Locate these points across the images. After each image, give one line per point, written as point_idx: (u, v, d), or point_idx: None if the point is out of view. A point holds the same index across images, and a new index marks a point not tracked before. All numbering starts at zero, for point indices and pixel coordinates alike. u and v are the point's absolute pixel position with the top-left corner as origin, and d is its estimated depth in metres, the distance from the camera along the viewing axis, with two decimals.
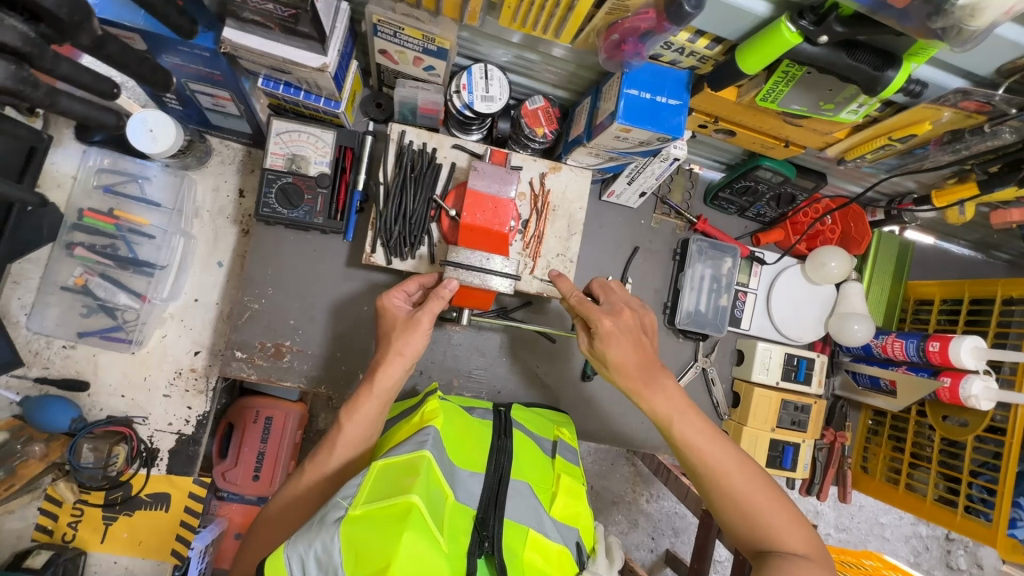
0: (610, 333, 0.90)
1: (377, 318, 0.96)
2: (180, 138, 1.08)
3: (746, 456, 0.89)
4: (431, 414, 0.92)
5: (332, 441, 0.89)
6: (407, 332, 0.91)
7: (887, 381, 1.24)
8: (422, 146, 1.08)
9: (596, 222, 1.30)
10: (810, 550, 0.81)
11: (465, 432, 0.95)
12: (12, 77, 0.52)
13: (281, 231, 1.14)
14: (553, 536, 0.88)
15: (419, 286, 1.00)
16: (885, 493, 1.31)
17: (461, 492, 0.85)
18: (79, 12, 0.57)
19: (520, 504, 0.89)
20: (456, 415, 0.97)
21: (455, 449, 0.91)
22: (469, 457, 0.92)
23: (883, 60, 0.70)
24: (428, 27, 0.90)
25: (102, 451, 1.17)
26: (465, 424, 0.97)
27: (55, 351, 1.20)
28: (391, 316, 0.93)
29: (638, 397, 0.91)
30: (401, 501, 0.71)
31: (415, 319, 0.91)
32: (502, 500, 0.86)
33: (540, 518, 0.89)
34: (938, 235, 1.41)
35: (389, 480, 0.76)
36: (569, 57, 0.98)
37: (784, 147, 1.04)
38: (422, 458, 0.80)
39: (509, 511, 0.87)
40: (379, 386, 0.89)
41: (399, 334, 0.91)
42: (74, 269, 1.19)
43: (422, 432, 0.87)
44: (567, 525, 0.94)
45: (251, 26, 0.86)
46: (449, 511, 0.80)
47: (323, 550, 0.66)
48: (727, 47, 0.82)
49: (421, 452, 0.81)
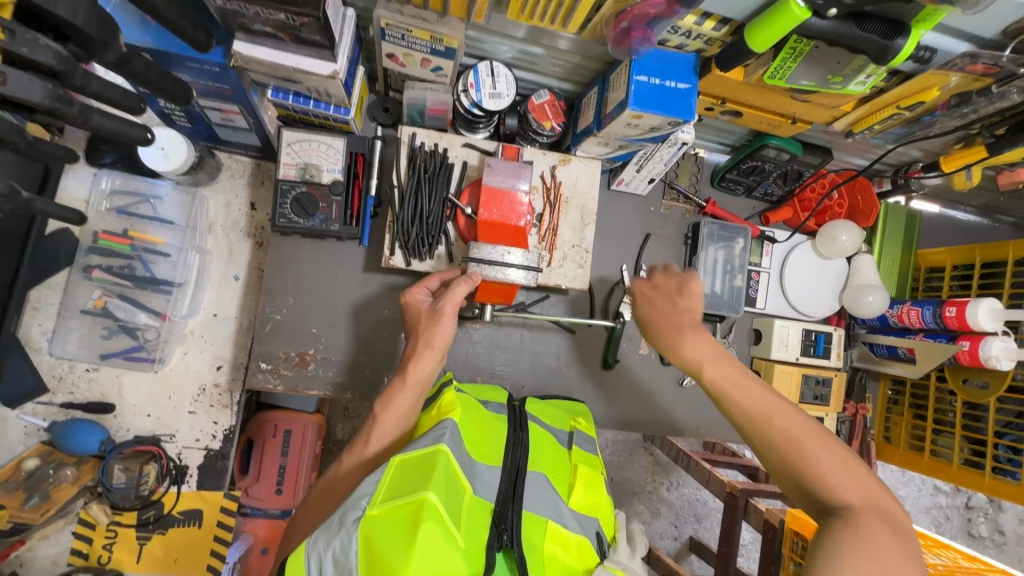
0: (643, 293, 0.97)
1: (404, 315, 0.99)
2: (192, 154, 1.10)
3: (780, 397, 0.79)
4: (448, 406, 0.91)
5: (365, 434, 0.90)
6: (433, 323, 0.93)
7: (906, 349, 1.26)
8: (434, 147, 1.09)
9: (607, 212, 1.31)
10: (863, 502, 0.68)
11: (479, 423, 0.93)
12: (48, 96, 0.53)
13: (297, 240, 1.15)
14: (573, 527, 0.87)
15: (440, 281, 1.01)
16: (910, 461, 1.33)
17: (478, 485, 0.84)
18: (106, 30, 0.58)
19: (538, 496, 0.88)
20: (472, 407, 0.95)
21: (470, 442, 0.89)
22: (483, 450, 0.90)
23: (892, 29, 0.71)
24: (436, 27, 0.91)
25: (133, 470, 1.20)
26: (481, 416, 0.96)
27: (79, 375, 1.20)
28: (416, 309, 0.96)
29: (670, 350, 0.89)
30: (416, 500, 0.69)
31: (437, 312, 0.93)
32: (520, 491, 0.85)
33: (559, 509, 0.88)
34: (942, 203, 1.43)
35: (408, 477, 0.75)
36: (574, 49, 0.99)
37: (790, 124, 1.05)
38: (439, 453, 0.78)
39: (527, 502, 0.86)
40: (411, 377, 0.91)
41: (427, 326, 0.93)
42: (92, 291, 1.20)
43: (440, 425, 0.85)
44: (586, 515, 0.92)
45: (262, 38, 0.87)
46: (467, 504, 0.79)
47: (341, 550, 0.66)
48: (733, 28, 0.83)
49: (439, 447, 0.79)
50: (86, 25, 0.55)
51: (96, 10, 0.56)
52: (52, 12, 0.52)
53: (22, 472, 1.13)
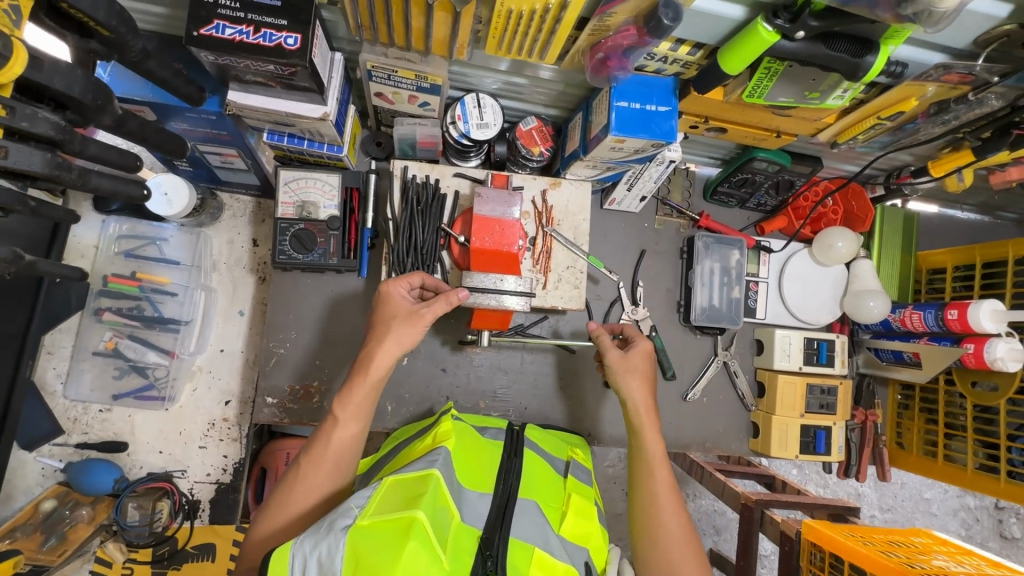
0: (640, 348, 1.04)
1: (377, 306, 0.94)
2: (193, 197, 1.14)
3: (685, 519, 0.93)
4: (443, 435, 0.92)
5: (325, 435, 0.87)
6: (410, 324, 0.90)
7: (911, 354, 1.24)
8: (426, 178, 1.12)
9: (601, 230, 1.32)
10: None
11: (473, 451, 0.96)
12: (47, 165, 0.56)
13: (298, 275, 1.18)
14: (560, 556, 0.86)
15: (422, 282, 0.99)
16: (924, 466, 1.30)
17: (467, 512, 0.84)
18: (102, 97, 0.62)
19: (526, 524, 0.87)
20: (467, 435, 0.97)
21: (462, 468, 0.90)
22: (475, 476, 0.91)
23: (860, 48, 0.73)
24: (420, 67, 0.94)
25: (147, 508, 1.22)
26: (475, 442, 0.98)
27: (93, 416, 1.24)
28: (393, 305, 0.92)
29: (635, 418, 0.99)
30: (406, 516, 0.70)
31: (417, 313, 0.91)
32: (508, 518, 0.85)
33: (547, 537, 0.87)
34: (941, 203, 1.42)
35: (401, 495, 0.76)
36: (557, 77, 1.02)
37: (775, 137, 1.06)
38: (431, 477, 0.79)
39: (515, 529, 0.86)
40: (373, 373, 0.88)
41: (401, 327, 0.89)
42: (103, 334, 1.24)
43: (433, 452, 0.87)
44: (576, 544, 0.91)
45: (254, 86, 0.91)
46: (455, 530, 0.78)
47: (327, 553, 0.67)
48: (708, 52, 0.85)
49: (431, 471, 0.80)
50: (81, 95, 0.59)
51: (91, 81, 0.60)
52: (49, 86, 0.56)
53: (40, 513, 1.16)
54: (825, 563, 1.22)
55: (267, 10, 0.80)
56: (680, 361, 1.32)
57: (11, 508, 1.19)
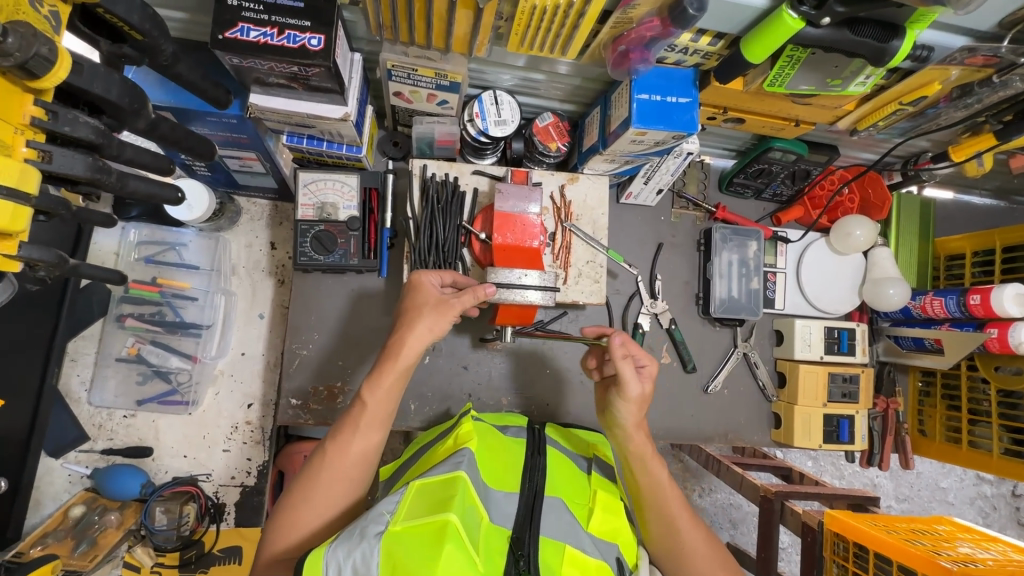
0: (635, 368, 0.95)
1: (407, 295, 0.92)
2: (213, 202, 1.15)
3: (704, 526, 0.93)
4: (465, 436, 0.93)
5: (353, 420, 0.82)
6: (438, 313, 0.86)
7: (933, 340, 1.24)
8: (444, 176, 1.12)
9: (618, 225, 1.32)
10: None
11: (496, 450, 0.96)
12: (88, 168, 0.56)
13: (318, 276, 1.18)
14: (591, 552, 0.86)
15: (453, 278, 0.97)
16: (948, 453, 1.30)
17: (494, 513, 0.85)
18: (137, 100, 0.62)
19: (554, 521, 0.88)
20: (489, 435, 0.98)
21: (486, 469, 0.91)
22: (500, 476, 0.91)
23: (887, 32, 0.73)
24: (440, 65, 0.94)
25: (174, 512, 1.20)
26: (498, 440, 0.98)
27: (117, 422, 1.24)
28: (422, 292, 0.89)
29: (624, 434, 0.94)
30: (438, 519, 0.70)
31: (446, 302, 0.87)
32: (537, 515, 0.86)
33: (576, 534, 0.87)
34: (956, 189, 1.42)
35: (430, 499, 0.76)
36: (574, 72, 1.02)
37: (794, 126, 1.06)
38: (458, 479, 0.79)
39: (544, 528, 0.86)
40: (403, 360, 0.83)
41: (428, 314, 0.86)
42: (126, 339, 1.24)
43: (457, 454, 0.88)
44: (606, 541, 0.90)
45: (276, 88, 0.91)
46: (484, 531, 0.79)
47: (363, 559, 0.67)
48: (729, 42, 0.85)
49: (458, 473, 0.80)
50: (118, 98, 0.59)
51: (127, 84, 0.60)
52: (89, 91, 0.57)
53: (69, 519, 1.17)
54: (850, 553, 1.22)
55: (290, 11, 0.81)
56: (700, 353, 1.32)
57: (38, 515, 1.19)
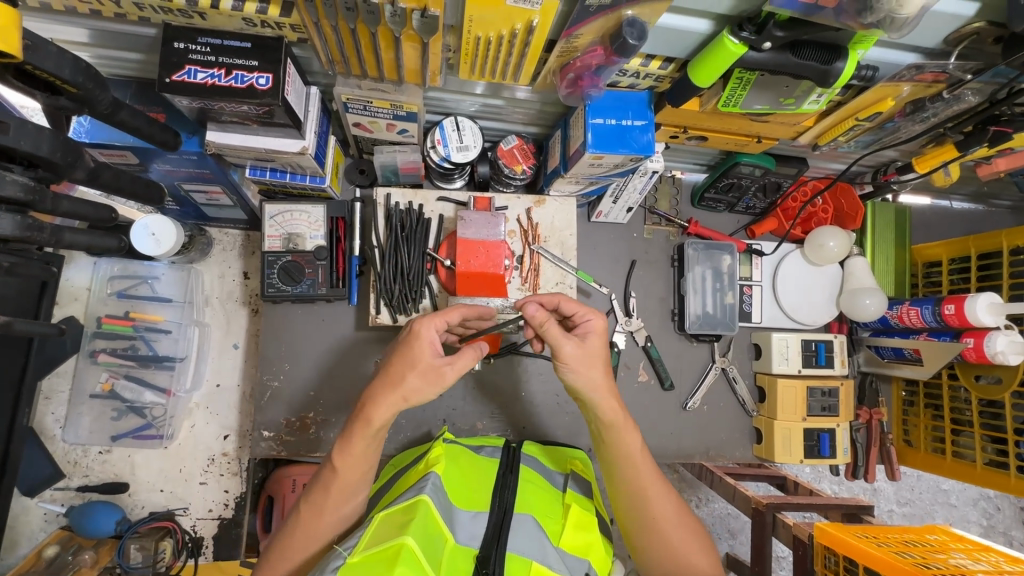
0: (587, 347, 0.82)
1: (401, 340, 0.79)
2: (181, 235, 1.14)
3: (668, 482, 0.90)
4: (434, 460, 0.91)
5: (325, 485, 0.80)
6: (426, 381, 0.76)
7: (911, 351, 1.22)
8: (409, 205, 1.12)
9: (590, 243, 1.32)
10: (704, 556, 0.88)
11: (466, 468, 0.94)
12: (17, 227, 0.57)
13: (288, 307, 1.18)
14: (558, 569, 0.84)
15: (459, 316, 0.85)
16: (933, 464, 1.28)
17: (460, 534, 0.84)
18: (70, 153, 0.64)
19: (523, 538, 0.85)
20: (461, 456, 0.96)
21: (455, 490, 0.89)
22: (469, 497, 0.89)
23: (830, 54, 0.72)
24: (395, 96, 0.94)
25: (150, 549, 1.18)
26: (470, 464, 0.96)
27: (93, 458, 1.24)
28: (416, 351, 0.76)
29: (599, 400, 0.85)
30: (394, 544, 0.69)
31: (439, 370, 0.77)
32: (504, 535, 0.83)
33: (544, 551, 0.85)
34: (932, 195, 1.41)
35: (390, 527, 0.75)
36: (533, 97, 1.02)
37: (756, 142, 1.05)
38: (420, 503, 0.77)
39: (512, 545, 0.84)
40: (373, 424, 0.77)
41: (418, 385, 0.76)
42: (100, 375, 1.24)
43: (423, 478, 0.86)
44: (575, 556, 0.87)
45: (231, 125, 0.91)
46: (448, 553, 0.78)
47: None
48: (679, 65, 0.85)
49: (420, 496, 0.78)
50: (50, 153, 0.61)
51: (58, 140, 0.61)
52: (18, 148, 0.58)
53: (42, 560, 1.15)
54: (840, 567, 1.17)
55: (237, 52, 0.81)
56: (678, 369, 1.31)
57: (16, 555, 1.19)
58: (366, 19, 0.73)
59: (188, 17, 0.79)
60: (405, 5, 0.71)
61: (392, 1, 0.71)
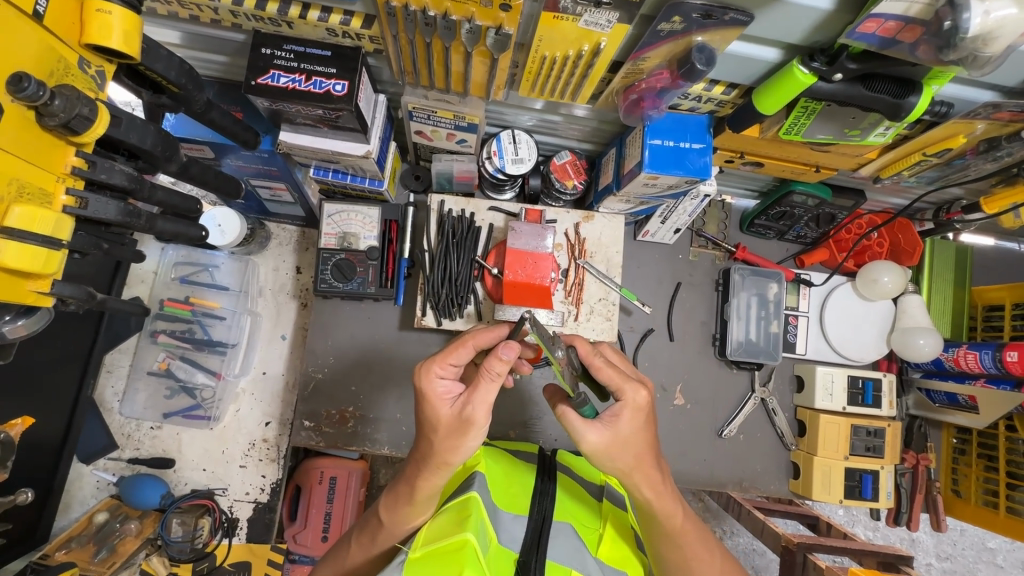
0: (610, 449, 0.73)
1: (418, 405, 0.77)
2: (244, 227, 1.20)
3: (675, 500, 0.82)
4: (475, 460, 0.94)
5: (371, 530, 0.86)
6: (459, 434, 0.72)
7: (966, 397, 1.17)
8: (461, 213, 1.16)
9: (634, 261, 1.33)
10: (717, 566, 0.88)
11: (507, 472, 0.96)
12: (120, 212, 0.66)
13: (337, 302, 1.23)
14: None
15: (473, 348, 0.78)
16: (984, 518, 1.21)
17: (502, 535, 0.85)
18: (168, 149, 0.70)
19: (563, 545, 0.85)
20: (503, 460, 0.98)
21: (498, 492, 0.91)
22: (510, 499, 0.91)
23: (903, 88, 0.72)
24: (458, 107, 0.97)
25: (189, 524, 1.23)
26: (511, 468, 0.98)
27: (145, 433, 1.31)
28: (434, 409, 0.74)
29: (627, 477, 0.77)
30: (457, 540, 0.72)
31: (467, 420, 0.72)
32: (544, 541, 0.83)
33: (584, 561, 0.85)
34: (997, 236, 1.35)
35: (445, 524, 0.77)
36: (591, 115, 1.03)
37: (814, 171, 1.04)
38: (470, 500, 0.80)
39: (551, 552, 0.84)
40: (420, 493, 0.79)
41: (450, 441, 0.73)
42: (157, 354, 1.31)
43: (469, 477, 0.88)
44: (613, 568, 0.88)
45: (303, 127, 0.96)
46: (492, 552, 0.79)
47: None
48: (742, 91, 0.86)
49: (471, 494, 0.81)
50: (152, 147, 0.67)
51: (160, 134, 0.68)
52: (126, 141, 0.65)
53: (93, 525, 1.23)
54: None
55: (318, 59, 0.86)
56: (715, 395, 1.29)
57: (68, 518, 1.27)
58: (443, 34, 0.77)
59: (277, 26, 0.84)
60: (482, 22, 0.74)
61: (469, 19, 0.74)
